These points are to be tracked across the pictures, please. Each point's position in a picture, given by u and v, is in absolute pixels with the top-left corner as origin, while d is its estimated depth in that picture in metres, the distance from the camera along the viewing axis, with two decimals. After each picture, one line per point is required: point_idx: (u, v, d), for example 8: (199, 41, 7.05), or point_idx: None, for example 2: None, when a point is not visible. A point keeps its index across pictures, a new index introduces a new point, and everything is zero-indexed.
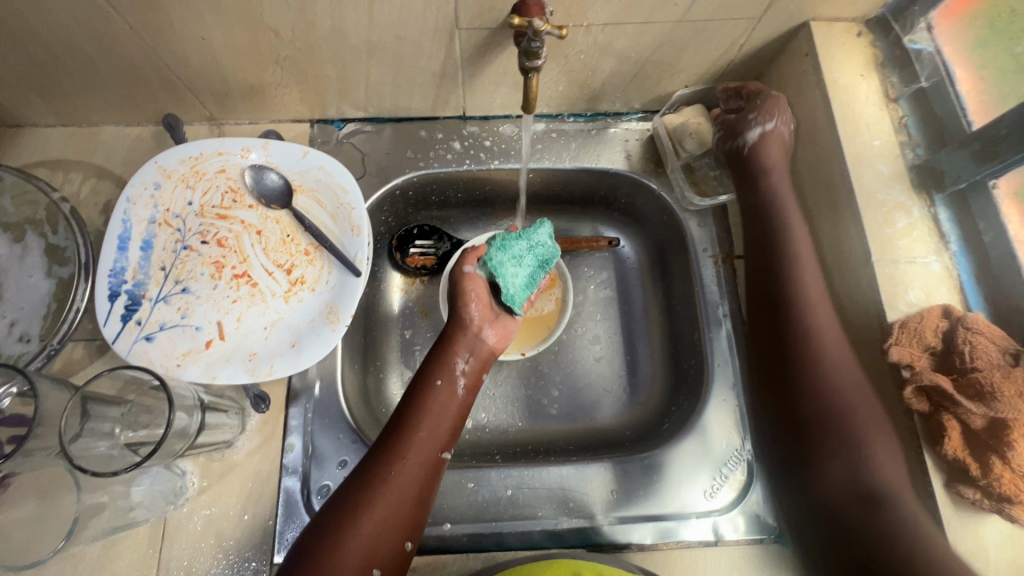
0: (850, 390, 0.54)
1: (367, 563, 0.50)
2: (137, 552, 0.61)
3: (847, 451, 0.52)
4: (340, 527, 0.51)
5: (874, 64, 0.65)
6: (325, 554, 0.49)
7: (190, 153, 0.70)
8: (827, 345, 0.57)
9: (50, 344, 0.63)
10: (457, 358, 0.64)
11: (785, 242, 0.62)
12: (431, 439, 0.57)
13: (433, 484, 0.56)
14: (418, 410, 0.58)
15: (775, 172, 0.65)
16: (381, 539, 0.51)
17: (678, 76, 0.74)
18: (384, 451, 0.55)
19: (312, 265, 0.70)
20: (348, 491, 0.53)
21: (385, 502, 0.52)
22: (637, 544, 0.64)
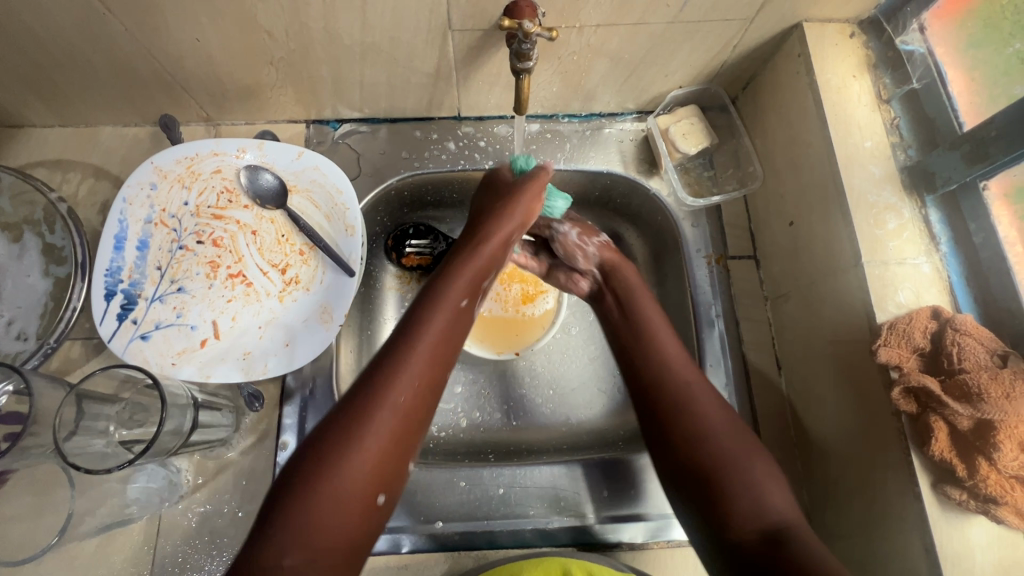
0: (726, 432, 0.55)
1: (369, 491, 0.45)
2: (132, 549, 0.62)
3: (738, 494, 0.51)
4: (338, 447, 0.45)
5: (866, 65, 0.65)
6: (320, 480, 0.43)
7: (187, 154, 0.71)
8: (698, 391, 0.58)
9: (47, 342, 0.64)
10: (466, 273, 0.60)
11: (632, 302, 0.68)
12: (434, 354, 0.52)
13: (432, 402, 0.52)
14: (419, 326, 0.53)
15: (627, 268, 0.72)
16: (382, 463, 0.46)
17: (672, 76, 0.74)
18: (384, 365, 0.50)
19: (306, 265, 0.70)
20: (343, 409, 0.47)
21: (388, 418, 0.47)
22: (627, 543, 0.64)
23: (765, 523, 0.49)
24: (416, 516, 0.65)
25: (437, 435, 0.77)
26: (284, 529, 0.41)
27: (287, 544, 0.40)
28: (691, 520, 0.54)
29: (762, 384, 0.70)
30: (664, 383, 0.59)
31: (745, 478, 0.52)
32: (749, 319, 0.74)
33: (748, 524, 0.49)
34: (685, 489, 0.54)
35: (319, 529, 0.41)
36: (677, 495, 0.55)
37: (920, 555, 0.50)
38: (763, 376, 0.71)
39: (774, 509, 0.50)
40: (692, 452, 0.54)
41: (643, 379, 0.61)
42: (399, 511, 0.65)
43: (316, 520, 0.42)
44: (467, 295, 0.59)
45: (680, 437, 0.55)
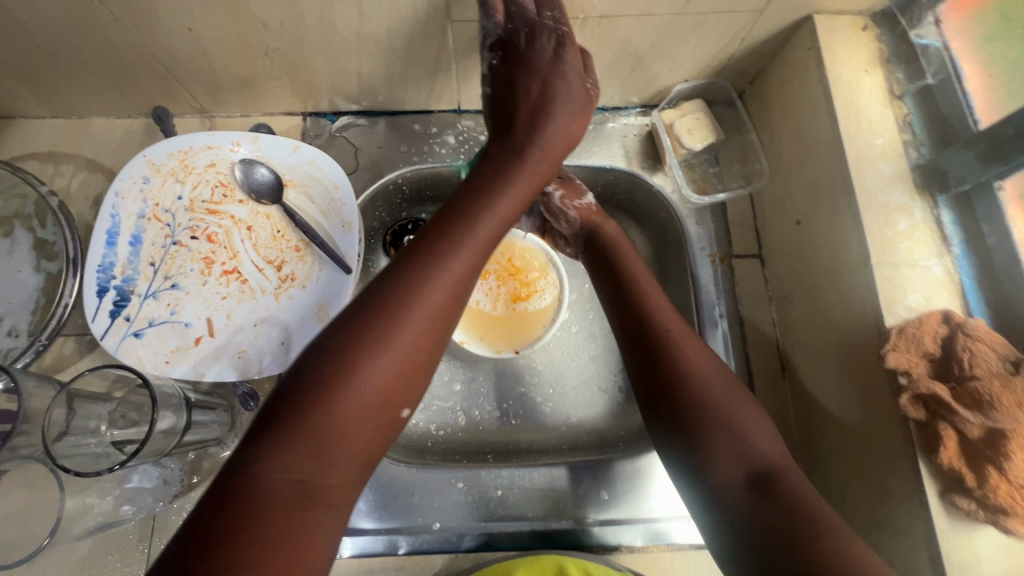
0: (713, 374, 0.53)
1: (388, 400, 0.42)
2: (127, 548, 0.61)
3: (726, 433, 0.49)
4: (359, 356, 0.41)
5: (879, 59, 0.63)
6: (332, 394, 0.39)
7: (180, 147, 0.69)
8: (689, 338, 0.56)
9: (40, 339, 0.62)
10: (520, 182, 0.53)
11: (617, 256, 0.66)
12: (473, 263, 0.48)
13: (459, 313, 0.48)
14: (456, 232, 0.49)
15: (610, 227, 0.71)
16: (403, 371, 0.42)
17: (677, 69, 0.72)
18: (418, 271, 0.45)
19: (302, 261, 0.69)
20: (368, 314, 0.43)
21: (415, 328, 0.43)
22: (626, 546, 0.64)
23: (748, 465, 0.48)
24: (413, 517, 0.64)
25: (435, 434, 0.77)
26: (299, 435, 0.38)
27: (303, 446, 0.38)
28: (677, 458, 0.51)
29: (766, 385, 0.69)
30: (655, 326, 0.57)
31: (727, 419, 0.50)
32: (753, 319, 0.72)
33: (733, 464, 0.48)
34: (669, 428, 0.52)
35: (336, 437, 0.39)
36: (662, 434, 0.53)
37: (924, 564, 0.49)
38: (767, 378, 0.70)
39: (763, 452, 0.49)
40: (681, 392, 0.52)
41: (636, 318, 0.59)
42: (396, 512, 0.64)
43: (334, 428, 0.39)
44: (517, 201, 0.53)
45: (668, 380, 0.53)
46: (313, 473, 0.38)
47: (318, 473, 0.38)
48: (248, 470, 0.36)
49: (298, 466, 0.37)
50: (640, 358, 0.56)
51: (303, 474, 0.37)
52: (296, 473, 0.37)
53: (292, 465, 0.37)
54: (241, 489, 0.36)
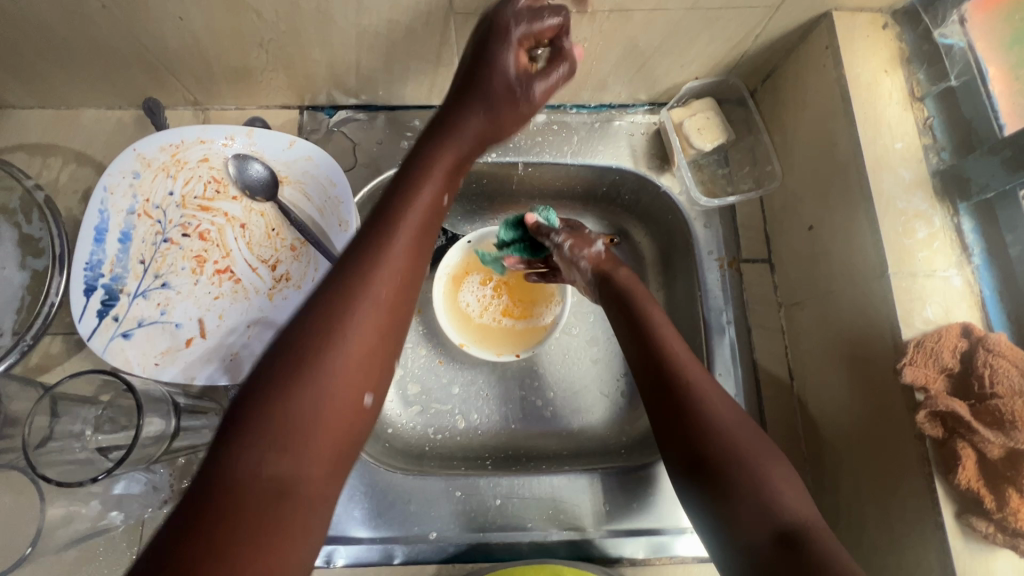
0: (731, 420, 0.50)
1: (351, 388, 0.39)
2: (114, 555, 0.59)
3: (746, 485, 0.45)
4: (311, 351, 0.38)
5: (899, 59, 0.60)
6: (292, 383, 0.37)
7: (171, 141, 0.67)
8: (705, 382, 0.53)
9: (23, 339, 0.59)
10: (440, 165, 0.52)
11: (634, 297, 0.62)
12: (413, 245, 0.46)
13: (414, 294, 0.46)
14: (394, 215, 0.47)
15: (624, 270, 0.66)
16: (359, 357, 0.40)
17: (687, 67, 0.69)
18: (359, 255, 0.43)
19: (297, 261, 0.67)
20: (314, 309, 0.40)
21: (365, 316, 0.41)
22: (628, 558, 0.62)
23: (777, 529, 0.43)
24: (410, 526, 0.62)
25: (434, 438, 0.75)
26: (254, 436, 0.34)
27: (259, 450, 0.34)
28: (703, 513, 0.47)
29: (773, 395, 0.67)
30: (671, 369, 0.54)
31: (757, 479, 0.45)
32: (761, 326, 0.70)
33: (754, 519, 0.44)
34: (687, 476, 0.49)
35: (296, 431, 0.35)
36: (686, 486, 0.49)
37: None
38: (774, 387, 0.68)
39: (789, 508, 0.44)
40: (699, 443, 0.49)
41: (648, 358, 0.56)
42: (391, 520, 0.62)
43: (288, 422, 0.35)
44: (444, 180, 0.52)
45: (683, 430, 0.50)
46: (275, 470, 0.34)
47: (282, 477, 0.34)
48: (215, 470, 0.33)
49: (257, 473, 0.33)
50: (655, 405, 0.53)
51: (265, 482, 0.33)
52: (252, 487, 0.33)
53: (253, 469, 0.33)
54: (212, 490, 0.32)
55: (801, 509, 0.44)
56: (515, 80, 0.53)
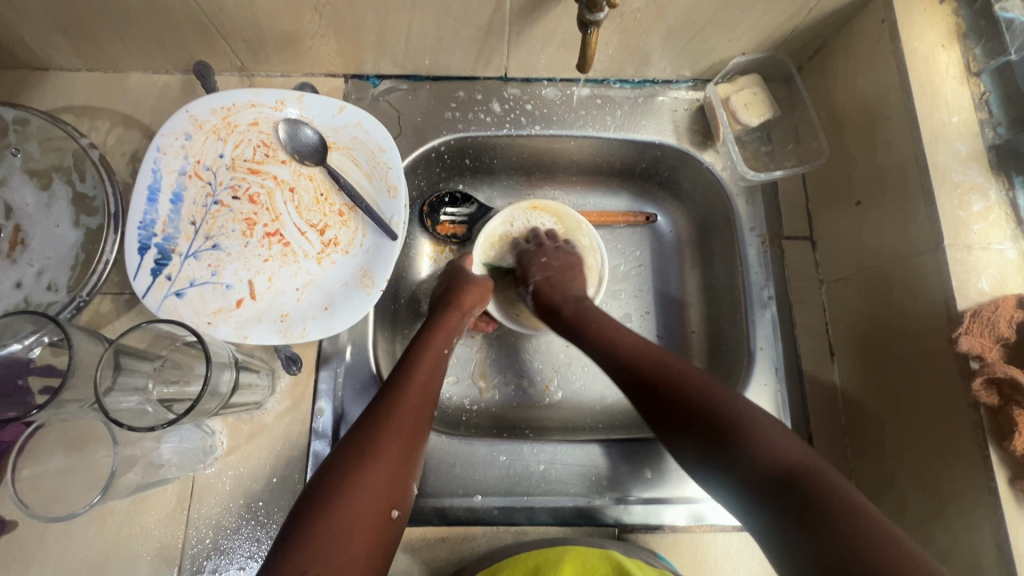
0: (712, 392, 0.52)
1: (376, 510, 0.47)
2: (166, 509, 0.61)
3: (748, 455, 0.47)
4: (349, 474, 0.48)
5: (956, 34, 0.60)
6: (327, 516, 0.45)
7: (223, 103, 0.66)
8: (678, 369, 0.55)
9: (80, 295, 0.60)
10: (437, 339, 0.63)
11: (575, 323, 0.66)
12: (414, 412, 0.55)
13: (423, 435, 0.55)
14: (402, 377, 0.58)
15: (570, 302, 0.69)
16: (379, 494, 0.48)
17: (736, 42, 0.69)
18: (375, 418, 0.53)
19: (345, 226, 0.67)
20: (337, 463, 0.49)
21: (378, 469, 0.49)
22: (669, 526, 0.63)
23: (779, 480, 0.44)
24: (454, 488, 0.63)
25: (470, 408, 0.76)
26: (305, 547, 0.43)
27: (310, 560, 0.43)
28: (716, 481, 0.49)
29: (814, 369, 0.68)
30: (641, 370, 0.57)
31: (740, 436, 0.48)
32: (803, 302, 0.71)
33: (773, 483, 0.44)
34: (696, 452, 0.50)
35: (338, 534, 0.44)
36: (700, 468, 0.50)
37: (990, 551, 0.48)
38: (815, 361, 0.68)
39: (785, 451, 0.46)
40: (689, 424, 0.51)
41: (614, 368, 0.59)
42: (437, 482, 0.63)
43: (335, 523, 0.45)
44: (432, 372, 0.60)
45: (667, 417, 0.53)
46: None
47: (326, 565, 0.42)
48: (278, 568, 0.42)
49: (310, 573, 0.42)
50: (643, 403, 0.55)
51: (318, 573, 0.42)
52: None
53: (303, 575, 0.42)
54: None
55: (792, 447, 0.46)
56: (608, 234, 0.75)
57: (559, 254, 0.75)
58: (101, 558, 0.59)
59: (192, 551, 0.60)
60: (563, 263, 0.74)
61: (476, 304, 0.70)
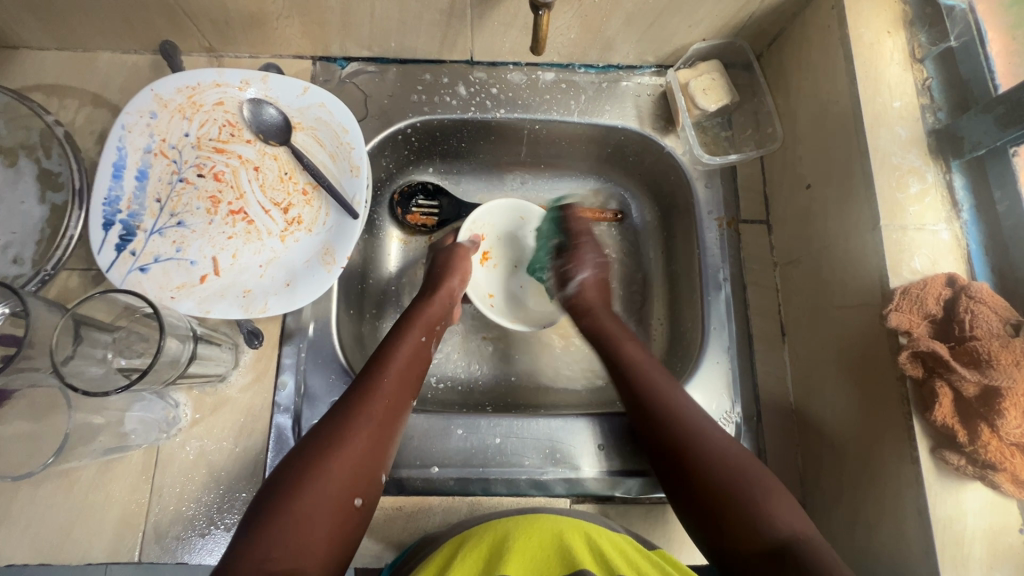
0: (736, 459, 0.53)
1: (341, 500, 0.49)
2: (131, 478, 0.62)
3: (755, 510, 0.49)
4: (317, 460, 0.50)
5: (902, 21, 0.61)
6: (287, 502, 0.47)
7: (188, 83, 0.68)
8: (703, 423, 0.56)
9: (45, 268, 0.62)
10: (416, 327, 0.65)
11: (612, 339, 0.66)
12: (388, 406, 0.56)
13: (397, 423, 0.57)
14: (377, 368, 0.58)
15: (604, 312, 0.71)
16: (349, 483, 0.50)
17: (696, 27, 0.71)
18: (347, 408, 0.54)
19: (309, 205, 0.69)
20: (308, 445, 0.51)
21: (349, 458, 0.51)
22: (620, 496, 0.66)
23: (773, 543, 0.47)
24: (412, 460, 0.65)
25: (435, 386, 0.77)
26: (269, 529, 0.45)
27: (271, 541, 0.45)
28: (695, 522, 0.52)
29: (765, 349, 0.70)
30: (661, 412, 0.57)
31: (748, 492, 0.50)
32: (757, 284, 0.73)
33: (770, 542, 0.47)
34: (698, 505, 0.51)
35: (300, 518, 0.46)
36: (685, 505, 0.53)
37: (911, 516, 0.50)
38: (766, 341, 0.71)
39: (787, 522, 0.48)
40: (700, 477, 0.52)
41: (639, 401, 0.59)
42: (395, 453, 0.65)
43: (299, 507, 0.47)
44: (409, 365, 0.61)
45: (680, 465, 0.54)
46: (283, 564, 0.44)
47: (288, 550, 0.45)
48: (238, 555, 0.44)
49: (271, 554, 0.44)
50: (657, 444, 0.56)
51: (278, 556, 0.44)
52: (269, 559, 0.44)
53: (264, 556, 0.44)
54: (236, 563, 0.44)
55: (792, 517, 0.49)
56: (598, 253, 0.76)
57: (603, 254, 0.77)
58: (66, 524, 0.60)
59: (156, 518, 0.62)
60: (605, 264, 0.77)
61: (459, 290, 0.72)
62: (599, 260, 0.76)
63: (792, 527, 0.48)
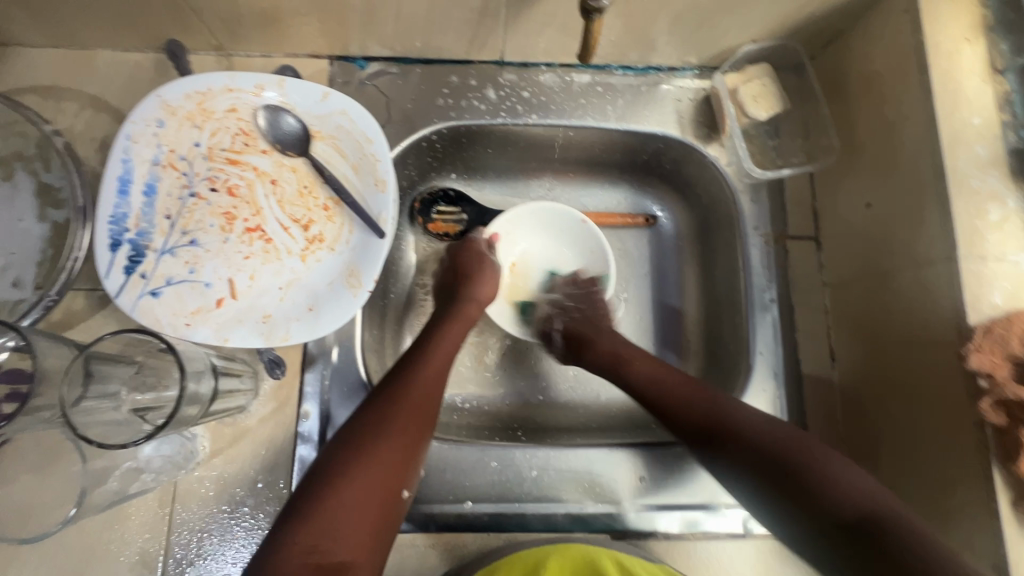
0: (782, 435, 0.52)
1: (381, 490, 0.48)
2: (147, 515, 0.59)
3: (821, 491, 0.47)
4: (359, 450, 0.49)
5: (982, 27, 0.56)
6: (327, 492, 0.46)
7: (198, 88, 0.62)
8: (731, 400, 0.56)
9: (50, 294, 0.57)
10: (455, 324, 0.64)
11: (619, 354, 0.65)
12: (424, 395, 0.55)
13: (433, 416, 0.55)
14: (414, 362, 0.57)
15: (604, 334, 0.68)
16: (392, 474, 0.49)
17: (748, 28, 0.65)
18: (389, 398, 0.53)
19: (330, 222, 0.64)
20: (352, 434, 0.50)
21: (391, 449, 0.50)
22: (662, 533, 0.62)
23: (857, 519, 0.45)
24: (445, 494, 0.62)
25: (461, 408, 0.73)
26: (315, 520, 0.44)
27: (318, 532, 0.44)
28: (773, 508, 0.50)
29: (814, 375, 0.67)
30: (693, 399, 0.57)
31: (806, 468, 0.49)
32: (805, 305, 0.69)
33: (846, 522, 0.45)
34: (750, 480, 0.51)
35: (348, 509, 0.45)
36: (754, 494, 0.51)
37: (988, 570, 0.47)
38: (816, 366, 0.67)
39: (865, 492, 0.46)
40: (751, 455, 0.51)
41: (667, 395, 0.59)
42: (426, 488, 0.62)
43: (340, 494, 0.46)
44: (445, 360, 0.59)
45: (724, 447, 0.53)
46: (329, 556, 0.43)
47: (336, 542, 0.44)
48: (278, 551, 0.42)
49: (319, 546, 0.43)
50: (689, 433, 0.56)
51: (315, 539, 0.43)
52: (317, 551, 0.43)
53: (312, 547, 0.43)
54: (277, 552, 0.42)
55: (859, 482, 0.47)
56: (574, 296, 0.74)
57: (587, 301, 0.73)
58: (81, 564, 0.57)
59: (175, 558, 0.58)
60: (590, 308, 0.72)
61: (493, 295, 0.70)
62: (578, 308, 0.72)
63: (868, 499, 0.46)
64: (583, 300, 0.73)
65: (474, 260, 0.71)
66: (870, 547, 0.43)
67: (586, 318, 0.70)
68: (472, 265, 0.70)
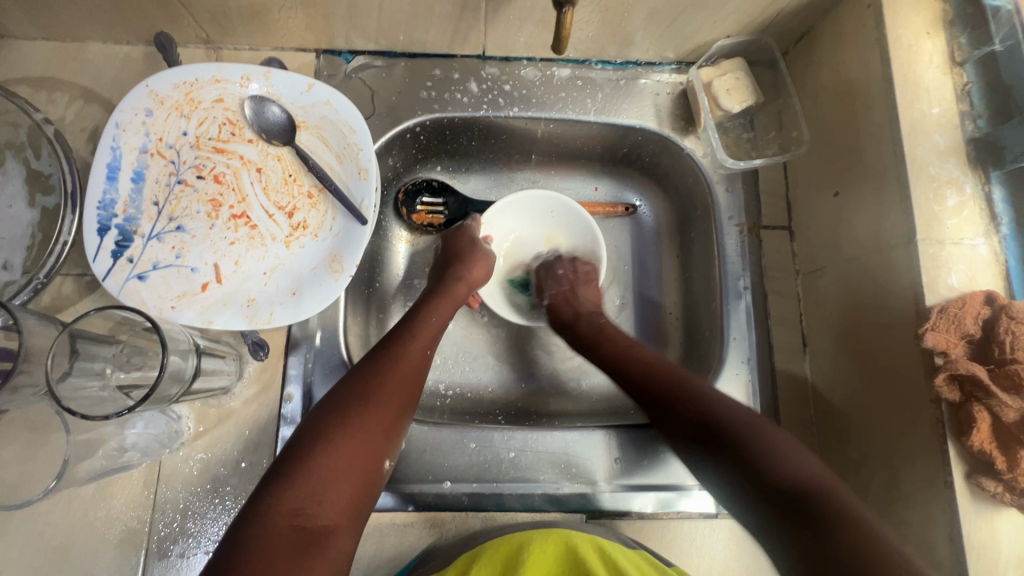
0: (730, 412, 0.52)
1: (364, 459, 0.49)
2: (132, 493, 0.60)
3: (755, 465, 0.47)
4: (347, 418, 0.50)
5: (942, 21, 0.58)
6: (312, 457, 0.47)
7: (186, 79, 0.64)
8: (689, 380, 0.57)
9: (38, 277, 0.59)
10: (443, 302, 0.66)
11: (593, 337, 0.67)
12: (410, 372, 0.56)
13: (418, 394, 0.57)
14: (401, 339, 0.59)
15: (583, 317, 0.70)
16: (375, 444, 0.50)
17: (721, 24, 0.67)
18: (376, 373, 0.54)
19: (315, 209, 0.66)
20: (337, 405, 0.51)
21: (376, 420, 0.51)
22: (636, 512, 0.64)
23: (786, 487, 0.44)
24: (424, 475, 0.63)
25: (444, 394, 0.74)
26: (301, 483, 0.45)
27: (304, 496, 0.44)
28: (720, 486, 0.50)
29: (786, 360, 0.69)
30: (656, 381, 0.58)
31: (741, 442, 0.49)
32: (777, 293, 0.71)
33: (772, 492, 0.44)
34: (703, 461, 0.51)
35: (332, 475, 0.46)
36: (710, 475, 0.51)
37: (943, 543, 0.49)
38: (787, 351, 0.69)
39: (804, 470, 0.45)
40: (707, 438, 0.51)
41: (633, 377, 0.60)
42: (407, 469, 0.63)
43: (330, 459, 0.47)
44: (432, 342, 0.61)
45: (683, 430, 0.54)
46: (313, 519, 0.44)
47: (318, 506, 0.45)
48: (263, 513, 0.43)
49: (303, 509, 0.44)
50: (661, 416, 0.56)
51: (301, 503, 0.44)
52: (301, 514, 0.43)
53: (296, 511, 0.44)
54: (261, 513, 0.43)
55: (809, 468, 0.46)
56: (552, 268, 0.77)
57: (569, 270, 0.76)
58: (67, 540, 0.58)
59: (160, 535, 0.60)
60: (574, 277, 0.76)
61: (483, 280, 0.72)
62: (562, 278, 0.75)
63: (792, 474, 0.45)
64: (570, 273, 0.76)
65: (469, 245, 0.73)
66: (785, 516, 0.42)
67: (571, 296, 0.74)
68: (467, 249, 0.72)
